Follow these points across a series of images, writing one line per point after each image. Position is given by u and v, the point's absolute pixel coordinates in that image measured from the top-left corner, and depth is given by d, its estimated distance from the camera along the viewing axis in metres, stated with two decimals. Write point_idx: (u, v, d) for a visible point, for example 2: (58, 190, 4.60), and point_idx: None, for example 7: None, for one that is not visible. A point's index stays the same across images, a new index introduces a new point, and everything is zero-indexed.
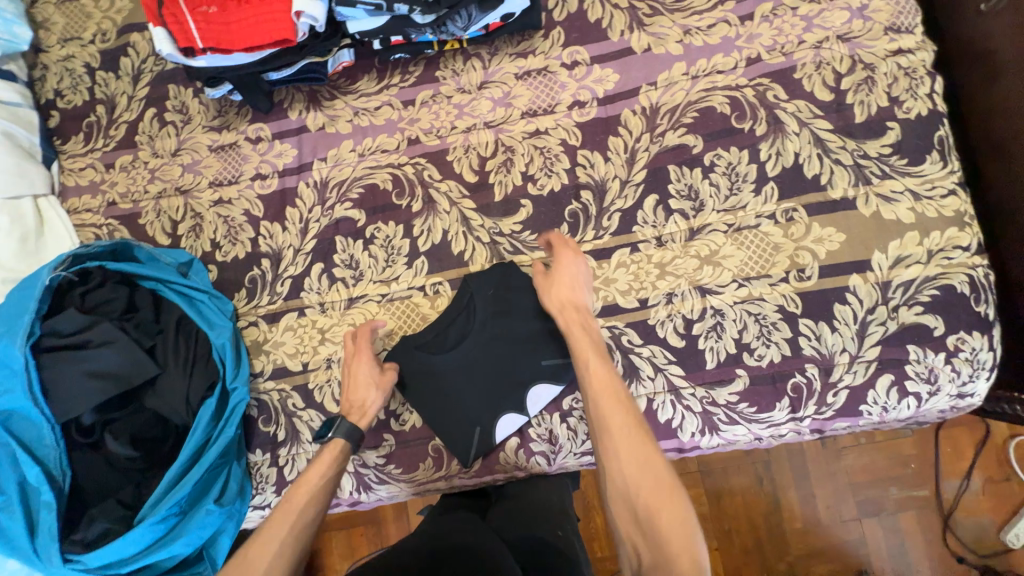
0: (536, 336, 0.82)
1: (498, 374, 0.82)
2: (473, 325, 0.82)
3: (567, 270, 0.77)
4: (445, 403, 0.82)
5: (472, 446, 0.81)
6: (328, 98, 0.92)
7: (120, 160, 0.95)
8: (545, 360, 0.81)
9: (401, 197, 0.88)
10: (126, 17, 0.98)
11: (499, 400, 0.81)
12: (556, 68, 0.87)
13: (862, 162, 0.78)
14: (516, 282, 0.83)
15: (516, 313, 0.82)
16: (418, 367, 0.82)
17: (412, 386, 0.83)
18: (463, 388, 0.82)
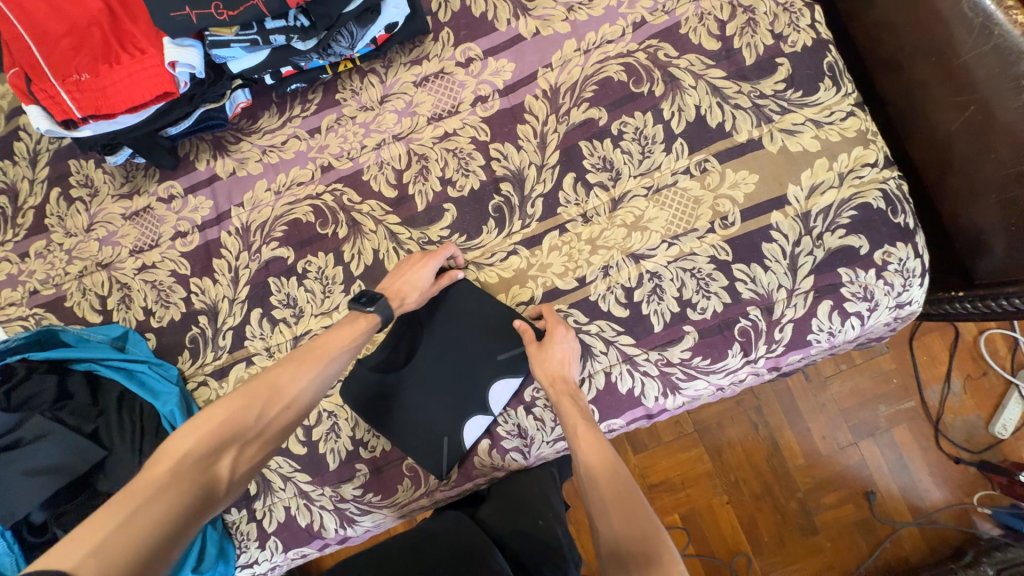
0: (489, 335, 0.81)
1: (455, 378, 0.81)
2: (422, 338, 0.82)
3: (560, 347, 0.76)
4: (407, 419, 0.81)
5: (443, 457, 0.80)
6: (233, 142, 0.90)
7: (34, 247, 0.92)
8: (502, 357, 0.81)
9: (326, 226, 0.87)
10: (12, 102, 0.95)
11: (463, 405, 0.81)
12: (451, 68, 0.87)
13: (760, 103, 0.79)
14: (460, 289, 0.82)
15: (465, 315, 0.82)
16: (373, 389, 0.81)
17: (374, 410, 0.81)
18: (426, 400, 0.81)
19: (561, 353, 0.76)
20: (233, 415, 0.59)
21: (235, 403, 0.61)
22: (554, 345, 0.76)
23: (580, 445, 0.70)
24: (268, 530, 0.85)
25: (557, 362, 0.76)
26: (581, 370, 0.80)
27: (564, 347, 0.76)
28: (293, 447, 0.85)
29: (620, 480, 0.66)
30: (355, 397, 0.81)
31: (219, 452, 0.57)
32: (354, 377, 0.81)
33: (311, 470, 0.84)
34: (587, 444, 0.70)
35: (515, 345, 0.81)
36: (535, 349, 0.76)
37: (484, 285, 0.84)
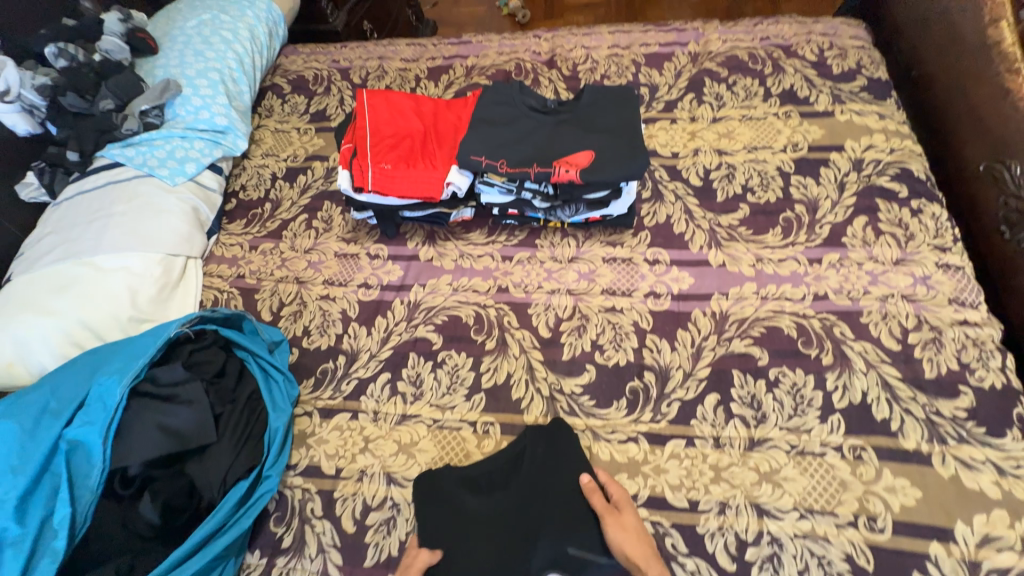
0: (567, 509, 0.75)
1: (521, 537, 0.73)
2: (516, 475, 0.80)
3: (634, 520, 0.72)
4: (456, 550, 0.74)
5: None
6: (442, 239, 1.10)
7: (263, 246, 1.14)
8: (573, 547, 0.71)
9: (478, 333, 0.97)
10: (316, 150, 1.29)
11: (507, 574, 0.70)
12: (639, 260, 1.00)
13: (935, 419, 0.77)
14: (560, 441, 0.82)
15: (554, 471, 0.79)
16: (447, 497, 0.79)
17: (428, 520, 0.78)
18: (482, 546, 0.73)
19: (632, 527, 0.71)
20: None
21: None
22: (627, 514, 0.72)
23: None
24: None
25: (627, 535, 0.70)
26: None
27: (633, 521, 0.72)
28: (344, 520, 0.82)
29: None
30: (431, 489, 0.81)
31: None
32: (425, 481, 0.82)
33: (347, 555, 0.79)
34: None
35: (586, 535, 0.72)
36: (609, 523, 0.71)
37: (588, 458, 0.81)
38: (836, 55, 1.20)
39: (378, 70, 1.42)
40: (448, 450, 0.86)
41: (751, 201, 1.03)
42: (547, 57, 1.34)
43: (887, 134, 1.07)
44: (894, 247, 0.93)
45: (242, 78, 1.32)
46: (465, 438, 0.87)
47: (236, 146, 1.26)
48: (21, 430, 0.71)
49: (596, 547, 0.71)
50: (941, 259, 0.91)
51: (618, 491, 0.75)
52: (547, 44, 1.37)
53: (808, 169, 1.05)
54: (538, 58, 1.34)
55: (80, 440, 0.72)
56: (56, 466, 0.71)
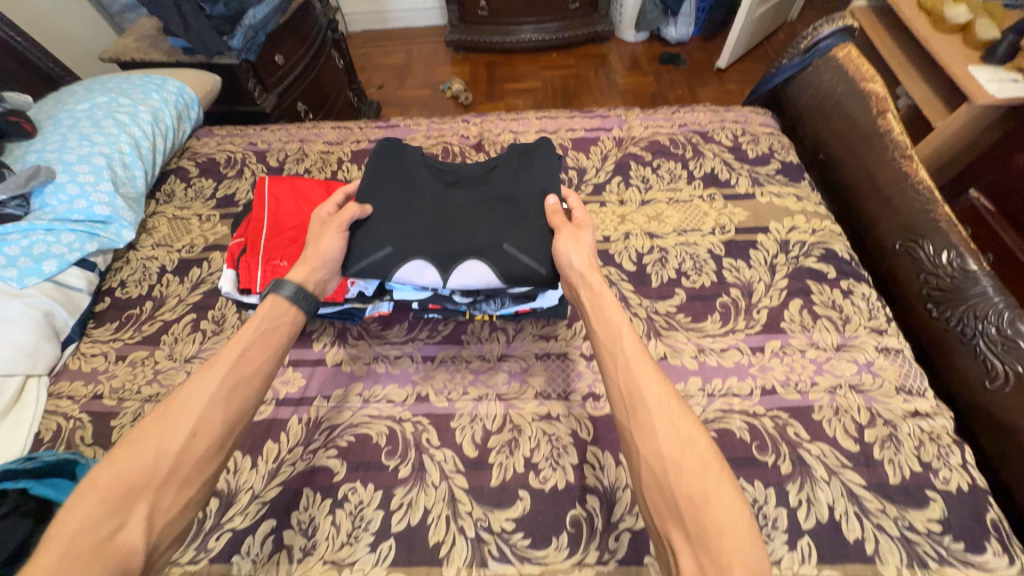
0: (519, 214, 0.82)
1: (459, 222, 0.80)
2: (490, 186, 0.87)
3: (586, 238, 0.79)
4: (402, 199, 0.83)
5: (376, 263, 0.78)
6: (355, 337, 0.96)
7: (133, 355, 0.95)
8: (506, 246, 0.78)
9: (391, 456, 0.80)
10: (217, 238, 1.16)
11: (440, 237, 0.79)
12: (574, 356, 0.91)
13: (911, 536, 0.68)
14: (519, 174, 0.88)
15: (523, 177, 0.87)
16: (408, 171, 0.88)
17: (378, 184, 0.85)
18: (427, 198, 0.84)
19: (586, 245, 0.78)
20: (134, 456, 0.58)
21: (112, 475, 0.57)
22: (586, 233, 0.80)
23: (596, 300, 0.73)
24: None
25: (582, 246, 0.77)
26: None
27: (589, 241, 0.79)
28: None
29: (672, 410, 0.60)
30: (388, 155, 0.90)
31: (118, 517, 0.54)
32: (396, 155, 0.91)
33: None
34: (602, 302, 0.72)
35: (525, 243, 0.79)
36: (570, 232, 0.79)
37: (556, 188, 0.88)
38: (748, 140, 1.25)
39: (298, 153, 1.34)
40: None
41: (686, 285, 0.98)
42: (475, 140, 1.32)
43: (805, 214, 1.08)
44: (832, 331, 0.90)
45: (136, 162, 1.19)
46: None
47: (120, 238, 1.09)
48: None
49: (535, 255, 0.78)
50: (879, 342, 0.88)
51: (583, 218, 0.83)
52: (475, 128, 1.36)
53: (738, 251, 1.03)
54: (467, 141, 1.32)
55: None
56: None
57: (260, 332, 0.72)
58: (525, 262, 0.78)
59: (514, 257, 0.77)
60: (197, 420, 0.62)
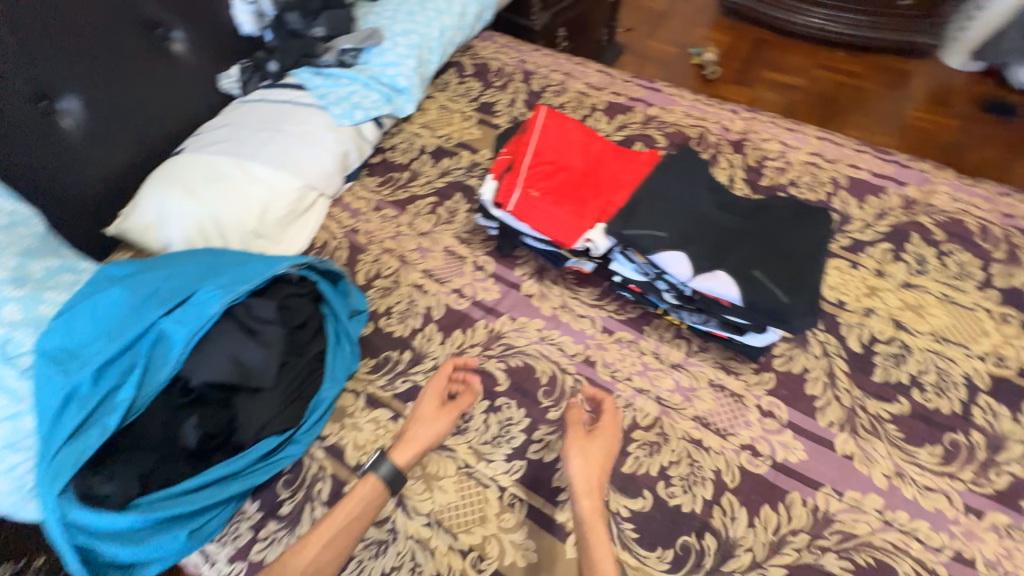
0: (784, 253, 0.77)
1: (724, 238, 0.80)
2: (765, 216, 0.83)
3: (606, 440, 0.79)
4: (679, 195, 0.85)
5: (633, 233, 0.81)
6: (551, 279, 1.03)
7: (385, 210, 1.16)
8: (757, 273, 0.75)
9: (546, 396, 0.89)
10: (470, 140, 1.29)
11: (697, 244, 0.79)
12: (749, 403, 0.86)
13: None
14: (797, 220, 0.82)
15: (803, 223, 0.81)
16: (695, 173, 0.89)
17: (661, 173, 0.89)
18: (705, 204, 0.85)
19: (596, 456, 0.76)
20: None
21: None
22: (597, 441, 0.78)
23: (587, 524, 0.70)
24: (250, 555, 0.77)
25: (585, 457, 0.76)
26: None
27: (603, 450, 0.77)
28: None
29: None
30: (681, 156, 0.93)
31: None
32: (680, 160, 0.91)
33: None
34: (595, 532, 0.69)
35: (779, 279, 0.74)
36: (580, 446, 0.77)
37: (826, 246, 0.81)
38: None
39: (559, 86, 1.39)
40: (467, 503, 0.80)
41: (915, 397, 0.84)
42: (737, 137, 1.22)
43: None
44: None
45: (436, 49, 1.36)
46: (486, 501, 0.80)
47: (404, 108, 1.28)
48: (130, 304, 0.76)
49: (789, 291, 0.73)
50: None
51: (607, 424, 0.81)
52: (740, 124, 1.25)
53: (1006, 393, 0.84)
54: (727, 134, 1.23)
55: (166, 334, 0.75)
56: (140, 348, 0.74)
57: (356, 513, 0.72)
58: (778, 297, 0.73)
59: (763, 286, 0.74)
60: (322, 555, 0.68)
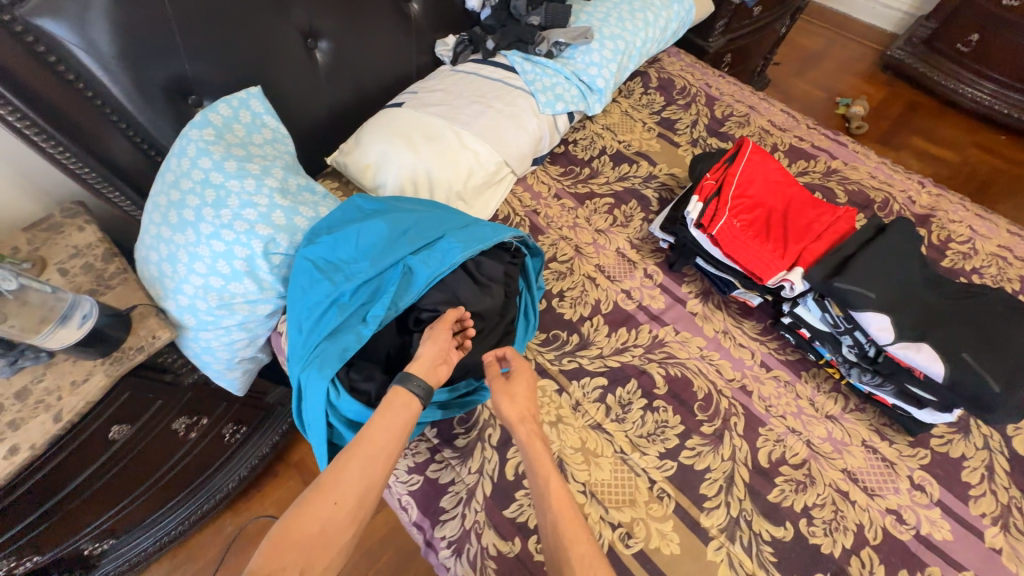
0: (996, 343, 0.80)
1: (930, 313, 0.84)
2: (974, 304, 0.86)
3: (525, 381, 0.81)
4: (891, 260, 0.89)
5: (843, 285, 0.85)
6: (715, 302, 1.09)
7: (564, 200, 1.24)
8: (966, 355, 0.78)
9: (701, 410, 0.95)
10: (649, 151, 1.35)
11: (905, 312, 0.83)
12: (901, 472, 0.89)
13: None
14: (1008, 316, 0.84)
15: (1015, 319, 0.84)
16: (906, 243, 0.92)
17: (872, 237, 0.93)
18: (914, 275, 0.88)
19: (505, 391, 0.79)
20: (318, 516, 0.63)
21: (319, 508, 0.63)
22: (517, 378, 0.81)
23: (527, 447, 0.75)
24: (427, 471, 0.89)
25: (511, 396, 0.79)
26: None
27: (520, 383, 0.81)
28: (508, 465, 0.89)
29: None
30: (891, 223, 0.96)
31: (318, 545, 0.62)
32: (890, 229, 0.94)
33: (495, 495, 0.87)
34: (535, 451, 0.75)
35: (989, 366, 0.77)
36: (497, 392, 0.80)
37: None
38: None
39: (742, 118, 1.41)
40: (619, 485, 0.87)
41: None
42: (922, 211, 1.21)
43: None
44: None
45: (635, 58, 1.42)
46: (638, 487, 0.87)
47: (594, 107, 1.35)
48: (387, 237, 0.89)
49: (998, 380, 0.76)
50: None
51: (522, 364, 0.83)
52: (927, 199, 1.24)
53: None
54: (913, 206, 1.22)
55: (411, 270, 0.87)
56: (390, 276, 0.87)
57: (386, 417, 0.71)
58: (985, 383, 0.76)
59: (974, 371, 0.77)
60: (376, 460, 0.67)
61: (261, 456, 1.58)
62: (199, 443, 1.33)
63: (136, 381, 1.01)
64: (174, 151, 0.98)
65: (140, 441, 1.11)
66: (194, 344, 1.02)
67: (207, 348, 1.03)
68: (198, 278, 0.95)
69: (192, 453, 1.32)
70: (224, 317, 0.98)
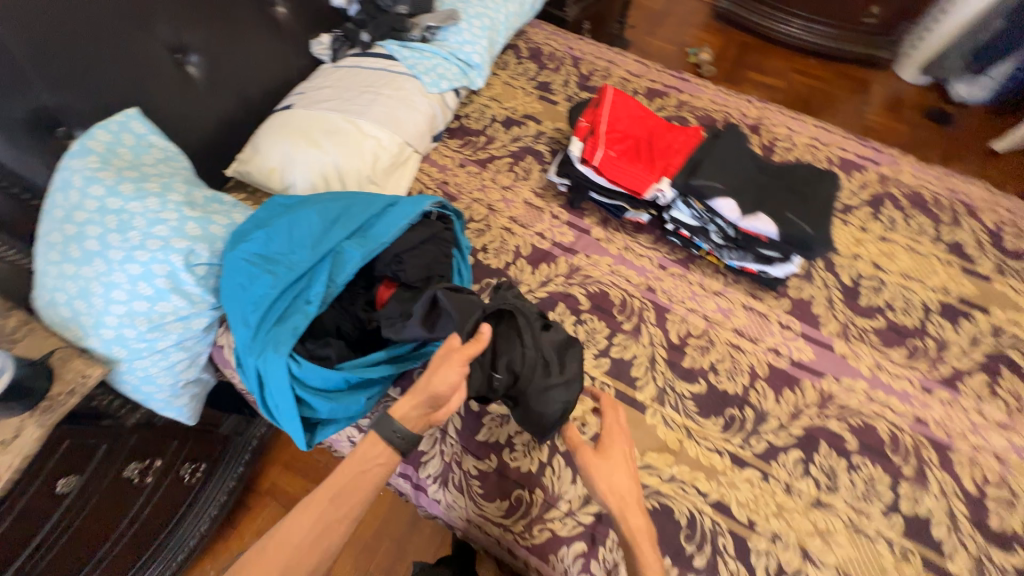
0: (806, 200, 1.06)
1: (762, 191, 1.08)
2: (789, 177, 1.12)
3: (617, 431, 0.87)
4: (728, 156, 1.12)
5: (697, 182, 1.07)
6: (614, 227, 1.27)
7: (469, 167, 1.37)
8: (788, 214, 1.03)
9: (619, 313, 1.13)
10: (534, 113, 1.51)
11: (743, 193, 1.07)
12: (772, 319, 1.13)
13: (985, 561, 0.86)
14: (811, 180, 1.11)
15: (816, 180, 1.10)
16: (737, 142, 1.16)
17: (712, 143, 1.16)
18: (745, 165, 1.12)
19: (615, 457, 0.84)
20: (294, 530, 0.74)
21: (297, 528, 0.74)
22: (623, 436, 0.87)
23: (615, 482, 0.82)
24: None
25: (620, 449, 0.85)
26: None
27: (622, 448, 0.85)
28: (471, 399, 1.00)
29: None
30: (724, 130, 1.19)
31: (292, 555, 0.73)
32: (724, 134, 1.17)
33: (465, 424, 0.97)
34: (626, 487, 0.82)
35: (805, 218, 1.03)
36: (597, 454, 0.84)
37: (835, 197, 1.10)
38: (1012, 232, 1.28)
39: (605, 71, 1.62)
40: None
41: (889, 315, 1.14)
42: (753, 122, 1.50)
43: None
44: (1003, 411, 1.02)
45: (502, 32, 1.55)
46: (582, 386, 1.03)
47: (476, 81, 1.48)
48: (318, 225, 0.96)
49: (811, 225, 1.02)
50: None
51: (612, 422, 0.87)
52: (755, 112, 1.53)
53: (949, 314, 1.14)
54: (745, 119, 1.50)
55: (341, 249, 0.94)
56: (324, 257, 0.93)
57: (358, 469, 0.79)
58: (805, 230, 1.01)
59: (795, 223, 1.02)
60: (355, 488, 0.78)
61: (230, 491, 1.53)
62: (158, 489, 1.27)
63: (74, 428, 0.97)
64: (57, 185, 0.95)
65: (90, 495, 1.05)
66: (130, 376, 1.00)
67: (145, 378, 1.01)
68: (119, 306, 0.94)
69: (153, 502, 1.26)
70: (159, 338, 0.97)
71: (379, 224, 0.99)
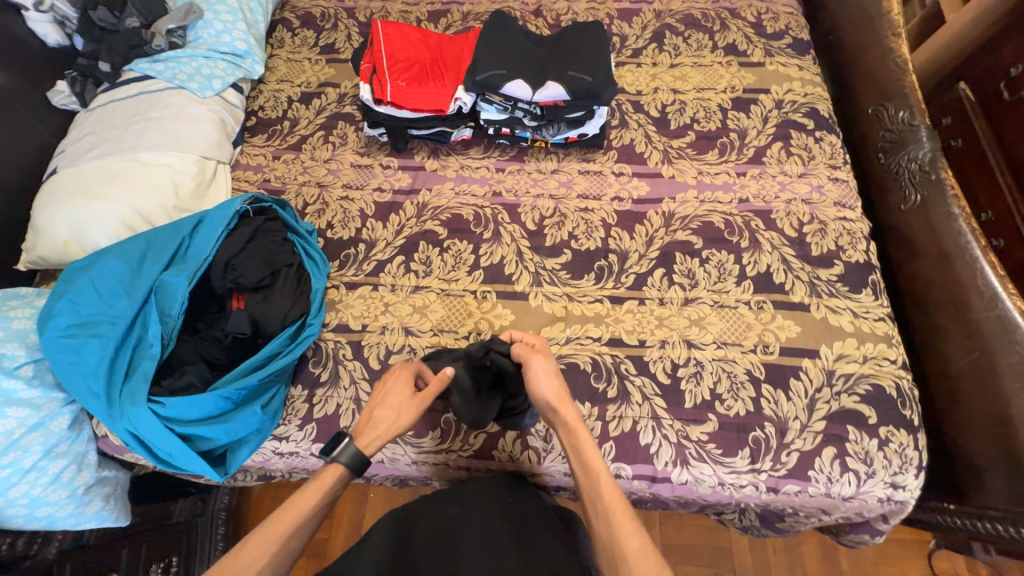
0: (580, 53, 1.14)
1: (543, 62, 1.15)
2: (563, 40, 1.19)
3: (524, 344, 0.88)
4: (503, 41, 1.16)
5: (485, 76, 1.11)
6: (445, 153, 1.28)
7: (285, 156, 1.31)
8: (569, 73, 1.12)
9: (477, 227, 1.17)
10: (327, 78, 1.44)
11: (528, 70, 1.13)
12: (607, 173, 1.23)
13: (816, 282, 1.05)
14: (582, 35, 1.18)
15: (585, 33, 1.19)
16: (508, 24, 1.20)
17: (485, 33, 1.19)
18: (521, 43, 1.17)
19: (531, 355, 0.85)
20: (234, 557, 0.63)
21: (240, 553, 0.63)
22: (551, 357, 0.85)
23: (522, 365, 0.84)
24: (314, 415, 0.98)
25: (549, 378, 0.81)
26: (615, 409, 0.96)
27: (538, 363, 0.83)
28: (371, 361, 1.02)
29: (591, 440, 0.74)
30: (493, 17, 1.22)
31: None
32: (493, 22, 1.21)
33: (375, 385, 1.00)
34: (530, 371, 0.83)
35: (584, 70, 1.11)
36: None
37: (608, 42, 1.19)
38: (770, 18, 1.44)
39: (381, 10, 1.57)
40: (454, 311, 1.07)
41: (697, 128, 1.27)
42: (534, 7, 1.53)
43: (803, 81, 1.33)
44: (800, 164, 1.20)
45: (257, 8, 1.44)
46: (468, 302, 1.08)
47: (254, 70, 1.40)
48: (128, 270, 0.92)
49: (591, 74, 1.11)
50: (832, 173, 1.18)
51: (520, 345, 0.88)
52: None
53: (741, 105, 1.29)
54: (527, 7, 1.53)
55: (162, 282, 0.92)
56: (148, 297, 0.91)
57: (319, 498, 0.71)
58: (588, 81, 1.10)
59: (577, 79, 1.11)
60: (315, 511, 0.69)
61: None
62: None
63: None
64: None
65: None
66: (13, 509, 0.89)
67: (32, 504, 0.91)
68: None
69: None
70: (21, 457, 0.89)
71: (195, 242, 0.97)
